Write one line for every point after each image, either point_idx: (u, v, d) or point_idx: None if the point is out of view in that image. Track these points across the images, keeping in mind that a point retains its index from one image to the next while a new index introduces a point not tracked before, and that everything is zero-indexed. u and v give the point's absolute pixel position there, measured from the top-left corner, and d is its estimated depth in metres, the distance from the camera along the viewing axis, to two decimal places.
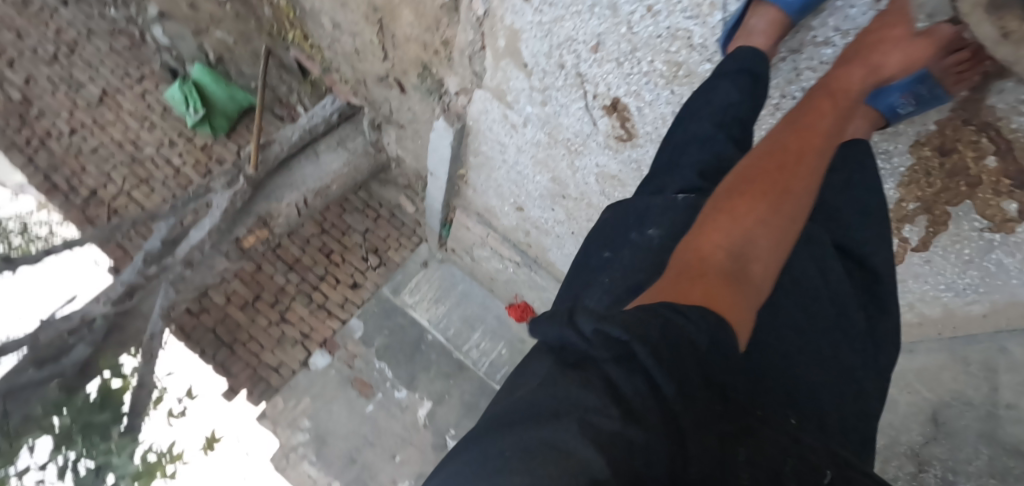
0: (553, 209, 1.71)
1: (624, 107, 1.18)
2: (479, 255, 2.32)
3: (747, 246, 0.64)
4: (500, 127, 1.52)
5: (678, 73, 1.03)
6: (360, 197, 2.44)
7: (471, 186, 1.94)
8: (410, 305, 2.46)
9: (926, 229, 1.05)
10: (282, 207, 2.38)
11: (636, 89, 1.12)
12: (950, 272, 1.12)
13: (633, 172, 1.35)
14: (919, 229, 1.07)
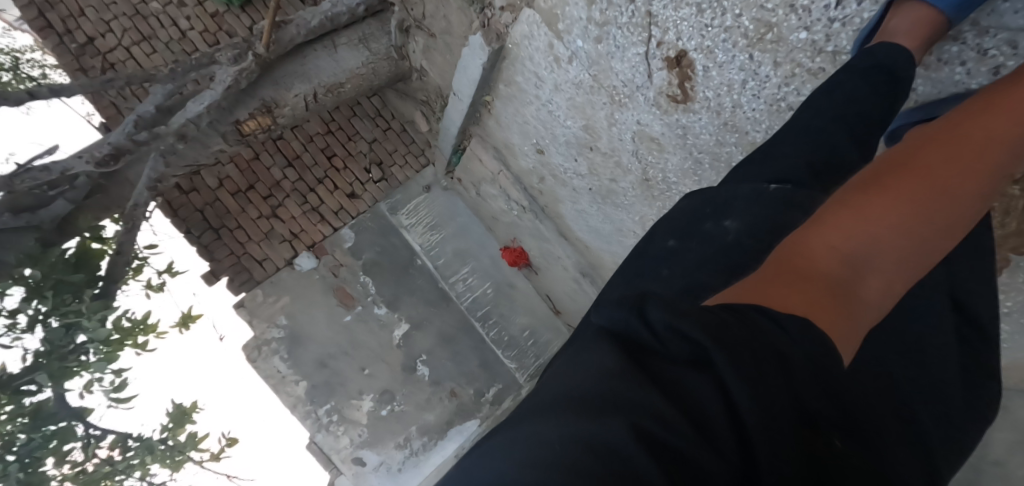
0: (577, 161, 1.55)
1: (690, 65, 1.02)
2: (487, 190, 2.19)
3: (869, 256, 0.60)
4: (539, 66, 1.38)
5: (766, 36, 0.87)
6: (379, 146, 2.36)
7: (496, 115, 1.78)
8: (405, 228, 2.34)
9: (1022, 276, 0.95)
10: (299, 168, 2.21)
11: (711, 45, 0.96)
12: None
13: (676, 139, 1.18)
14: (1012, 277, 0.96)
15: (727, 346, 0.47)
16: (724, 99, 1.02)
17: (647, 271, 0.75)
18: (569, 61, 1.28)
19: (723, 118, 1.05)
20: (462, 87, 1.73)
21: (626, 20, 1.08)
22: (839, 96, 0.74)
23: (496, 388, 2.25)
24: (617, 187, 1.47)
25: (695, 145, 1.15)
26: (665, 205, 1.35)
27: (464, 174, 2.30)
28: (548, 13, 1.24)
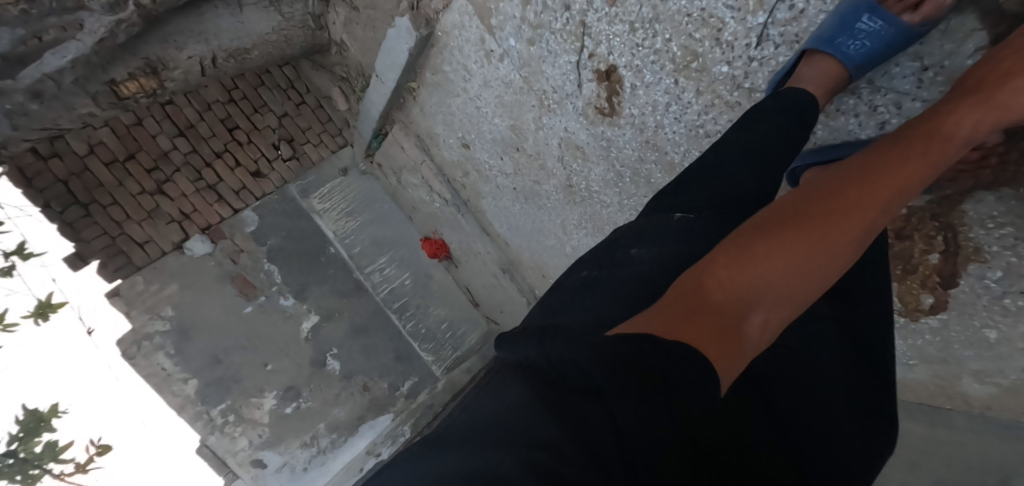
0: (502, 160, 1.50)
1: (619, 80, 1.01)
2: (408, 178, 2.08)
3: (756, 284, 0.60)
4: (470, 63, 1.33)
5: (691, 64, 0.89)
6: (292, 123, 2.13)
7: (421, 102, 1.68)
8: (316, 213, 2.14)
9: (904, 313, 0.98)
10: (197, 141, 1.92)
11: (639, 64, 0.96)
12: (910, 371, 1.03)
13: (600, 150, 1.16)
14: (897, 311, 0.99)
15: (622, 384, 0.46)
16: (648, 118, 1.02)
17: (569, 303, 0.70)
18: (499, 59, 1.23)
19: (645, 137, 1.05)
20: (385, 70, 1.61)
21: (558, 26, 1.05)
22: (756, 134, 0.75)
23: (411, 382, 2.11)
24: (540, 190, 1.44)
25: (618, 158, 1.13)
26: (587, 212, 1.34)
27: (384, 160, 2.18)
28: (480, 5, 1.18)
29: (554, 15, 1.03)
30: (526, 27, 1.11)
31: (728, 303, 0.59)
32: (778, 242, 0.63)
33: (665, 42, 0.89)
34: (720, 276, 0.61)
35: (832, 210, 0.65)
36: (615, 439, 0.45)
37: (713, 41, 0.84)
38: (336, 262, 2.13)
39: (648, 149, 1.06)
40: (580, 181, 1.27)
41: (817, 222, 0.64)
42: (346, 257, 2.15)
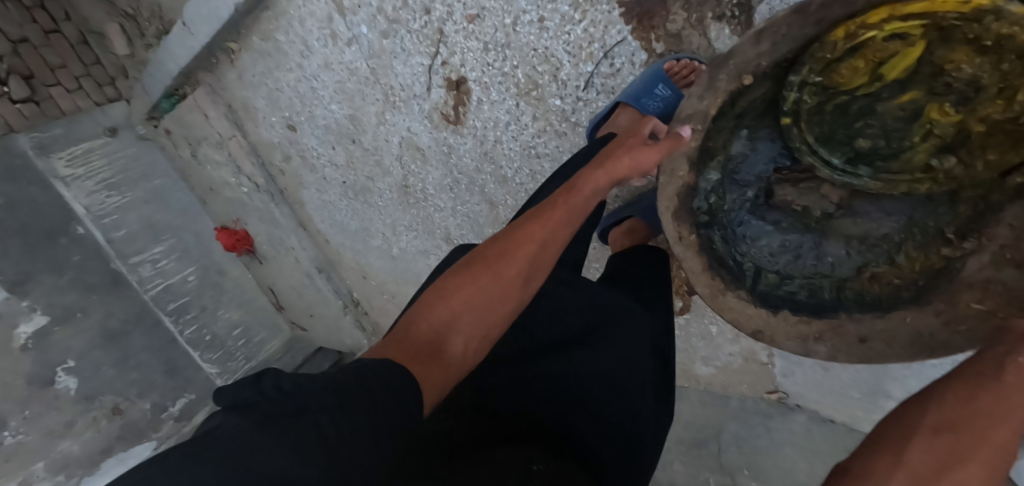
0: (333, 150, 1.44)
1: (467, 92, 1.10)
2: (208, 153, 1.81)
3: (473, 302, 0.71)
4: (311, 41, 1.27)
5: (531, 92, 1.02)
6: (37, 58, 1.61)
7: (240, 70, 1.51)
8: (62, 179, 1.59)
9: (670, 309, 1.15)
10: None
11: (487, 81, 1.06)
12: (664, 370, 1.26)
13: (440, 156, 1.23)
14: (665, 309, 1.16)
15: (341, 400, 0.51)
16: (488, 133, 1.12)
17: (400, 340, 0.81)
18: (347, 44, 1.20)
19: (484, 149, 1.15)
20: (200, 23, 1.41)
21: (415, 27, 1.09)
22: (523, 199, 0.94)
23: (184, 402, 1.61)
24: (372, 188, 1.44)
25: (457, 165, 1.22)
26: (419, 215, 1.38)
27: (175, 128, 1.85)
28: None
29: (412, 14, 1.07)
30: (380, 19, 1.12)
31: (429, 338, 0.68)
32: (465, 285, 0.72)
33: (513, 67, 1.01)
34: (425, 315, 0.71)
35: (501, 254, 0.74)
36: (330, 453, 0.48)
37: (551, 76, 0.99)
38: (85, 246, 1.57)
39: (483, 161, 1.17)
40: (416, 186, 1.33)
41: (490, 265, 0.74)
42: (99, 241, 1.61)
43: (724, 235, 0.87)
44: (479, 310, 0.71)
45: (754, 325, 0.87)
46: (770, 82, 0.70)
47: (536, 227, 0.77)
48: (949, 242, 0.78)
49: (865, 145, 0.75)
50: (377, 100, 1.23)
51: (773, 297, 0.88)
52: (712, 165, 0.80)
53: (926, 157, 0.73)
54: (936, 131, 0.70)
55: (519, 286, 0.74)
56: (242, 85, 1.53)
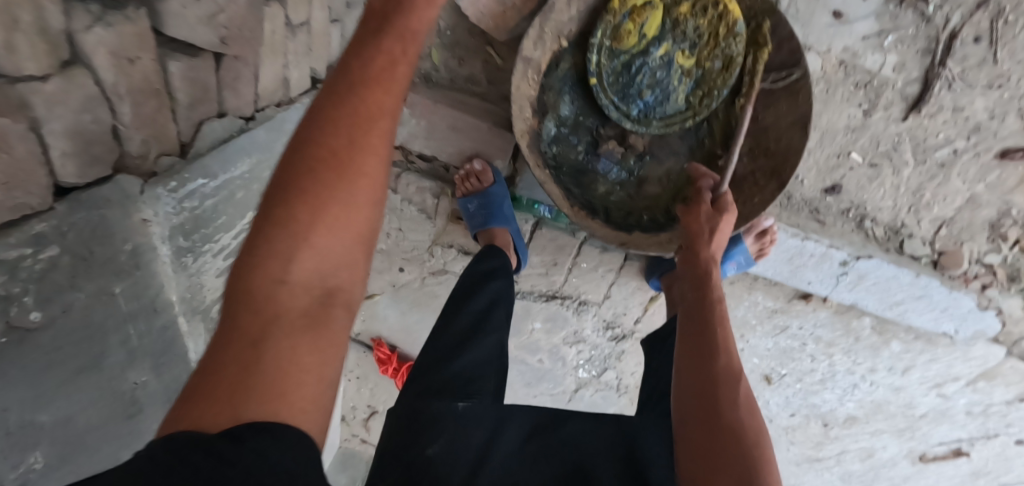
0: (787, 414, 1.32)
1: (955, 456, 1.35)
2: (583, 323, 1.10)
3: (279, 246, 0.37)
4: (913, 368, 1.16)
5: (981, 478, 1.39)
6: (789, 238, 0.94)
7: (784, 311, 1.09)
8: (206, 331, 0.68)
9: None
10: None
11: (981, 464, 1.35)
12: None
13: (880, 464, 1.41)
14: None
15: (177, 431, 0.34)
16: (928, 474, 1.41)
17: None
18: (938, 394, 1.20)
19: (914, 476, 1.43)
20: (868, 296, 1.01)
21: (984, 420, 1.26)
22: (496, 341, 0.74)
23: None
24: (778, 446, 1.42)
25: (882, 472, 1.43)
26: (795, 471, 1.50)
27: (545, 248, 1.00)
28: (998, 369, 1.13)
29: (1001, 417, 1.22)
30: (981, 403, 1.21)
31: (318, 291, 0.38)
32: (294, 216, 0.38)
33: (1006, 471, 1.36)
34: (262, 286, 0.37)
35: (285, 164, 0.39)
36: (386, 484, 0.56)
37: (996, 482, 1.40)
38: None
39: (904, 481, 1.45)
40: (829, 465, 1.44)
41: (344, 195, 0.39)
42: None
43: (570, 174, 0.84)
44: (350, 212, 0.39)
45: (614, 238, 0.81)
46: (571, 55, 0.79)
47: (343, 113, 0.40)
48: (714, 162, 0.83)
49: (647, 98, 0.81)
50: (899, 423, 1.29)
51: (624, 224, 0.85)
52: (549, 114, 0.80)
53: (688, 104, 0.81)
54: (687, 73, 0.79)
55: (376, 178, 0.41)
56: (772, 315, 1.10)
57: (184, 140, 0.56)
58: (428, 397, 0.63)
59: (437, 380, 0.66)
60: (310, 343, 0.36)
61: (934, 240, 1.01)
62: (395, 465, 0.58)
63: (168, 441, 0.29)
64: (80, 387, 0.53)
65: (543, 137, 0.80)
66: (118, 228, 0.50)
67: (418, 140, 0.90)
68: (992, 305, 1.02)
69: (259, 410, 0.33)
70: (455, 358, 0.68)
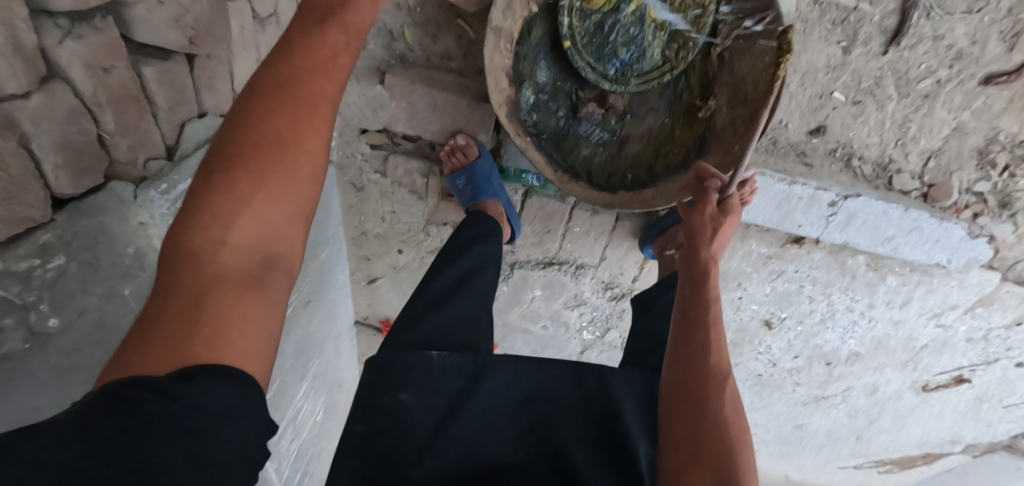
0: (791, 357, 1.35)
1: (958, 383, 1.38)
2: (581, 286, 1.12)
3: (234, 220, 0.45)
4: (911, 301, 1.17)
5: (985, 401, 1.43)
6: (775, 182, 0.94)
7: (779, 256, 1.10)
8: None
9: (921, 473, 1.74)
10: None
11: (985, 388, 1.38)
12: None
13: (885, 397, 1.45)
14: (918, 473, 1.74)
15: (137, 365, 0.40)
16: (933, 402, 1.45)
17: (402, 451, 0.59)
18: (936, 324, 1.22)
19: (920, 405, 1.46)
20: (859, 236, 1.01)
21: (985, 346, 1.28)
22: (475, 300, 0.78)
23: None
24: (784, 388, 1.46)
25: (888, 404, 1.47)
26: (803, 412, 1.53)
27: (537, 216, 1.01)
28: (994, 295, 1.15)
29: (1000, 340, 1.24)
30: (980, 328, 1.23)
31: (256, 259, 0.46)
32: (238, 199, 0.45)
33: (1009, 393, 1.39)
34: (191, 260, 0.43)
35: (226, 155, 0.45)
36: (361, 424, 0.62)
37: (1000, 405, 1.43)
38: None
39: (911, 411, 1.48)
40: (836, 402, 1.48)
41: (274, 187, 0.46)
42: None
43: (552, 140, 0.85)
44: (286, 195, 0.47)
45: (599, 198, 0.83)
46: (542, 20, 0.78)
47: (280, 116, 0.47)
48: (695, 115, 0.84)
49: (622, 56, 0.81)
50: (901, 355, 1.31)
51: (609, 185, 0.86)
52: (527, 82, 0.81)
53: (662, 57, 0.81)
54: (659, 27, 0.79)
55: (305, 163, 0.48)
56: (766, 261, 1.12)
57: (168, 144, 0.58)
58: (400, 349, 0.67)
59: (411, 337, 0.69)
60: (247, 301, 0.44)
61: (923, 173, 1.02)
62: (367, 413, 0.62)
63: (124, 383, 0.36)
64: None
65: (522, 106, 0.81)
66: (120, 233, 0.53)
67: (400, 121, 0.91)
68: (984, 232, 1.04)
69: (203, 359, 0.40)
70: (426, 319, 0.71)
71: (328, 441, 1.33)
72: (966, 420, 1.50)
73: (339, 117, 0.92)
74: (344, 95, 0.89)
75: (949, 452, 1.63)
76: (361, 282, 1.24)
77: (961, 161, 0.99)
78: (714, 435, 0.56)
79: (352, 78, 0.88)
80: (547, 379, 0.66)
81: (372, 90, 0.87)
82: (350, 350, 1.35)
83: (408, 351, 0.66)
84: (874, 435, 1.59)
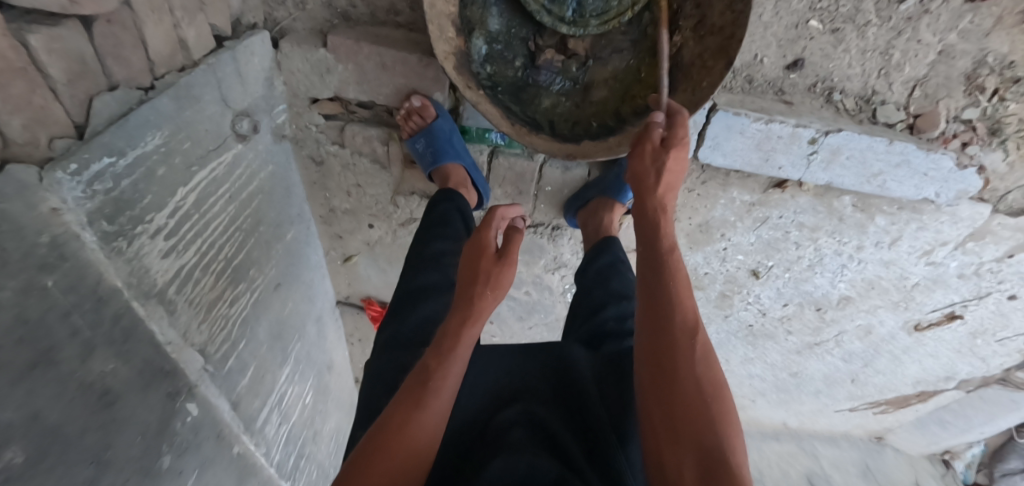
0: (781, 305, 1.33)
1: (951, 320, 1.36)
2: (561, 248, 1.08)
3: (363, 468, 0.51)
4: (901, 239, 1.14)
5: (978, 336, 1.41)
6: (753, 121, 0.89)
7: (762, 203, 1.07)
8: (167, 313, 0.68)
9: (917, 411, 1.75)
10: None
11: (978, 323, 1.36)
12: (844, 445, 1.90)
13: (879, 338, 1.43)
14: (914, 411, 1.74)
15: None
16: (926, 341, 1.43)
17: None
18: (927, 262, 1.19)
19: (913, 345, 1.45)
20: (843, 173, 0.97)
21: (977, 280, 1.25)
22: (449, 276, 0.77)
23: None
24: (777, 337, 1.44)
25: (882, 345, 1.45)
26: (797, 359, 1.52)
27: (506, 178, 0.96)
28: (986, 228, 1.11)
29: (992, 274, 1.22)
30: (972, 263, 1.20)
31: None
32: (386, 454, 0.52)
33: (1002, 327, 1.37)
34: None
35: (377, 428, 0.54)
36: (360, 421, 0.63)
37: (994, 340, 1.41)
38: (219, 424, 0.81)
39: (904, 351, 1.47)
40: (830, 347, 1.46)
41: (413, 438, 0.53)
42: (225, 415, 0.83)
43: (510, 92, 0.79)
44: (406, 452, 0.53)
45: (563, 149, 0.78)
46: None
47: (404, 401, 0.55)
48: (661, 53, 0.78)
49: None
50: (893, 295, 1.29)
51: (573, 134, 0.81)
52: (477, 31, 0.75)
53: None
54: None
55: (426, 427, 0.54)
56: (750, 209, 1.08)
57: (76, 121, 0.53)
58: (388, 349, 0.68)
59: (402, 332, 0.70)
60: None
61: (908, 103, 0.97)
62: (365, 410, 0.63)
63: None
64: (38, 383, 0.50)
65: (473, 56, 0.75)
66: (29, 221, 0.49)
67: (350, 86, 0.85)
68: (974, 162, 0.99)
69: None
70: (416, 308, 0.72)
71: (323, 422, 1.31)
72: (960, 357, 1.49)
73: (285, 86, 0.86)
74: (287, 62, 0.83)
75: (944, 389, 1.63)
76: (336, 262, 1.20)
77: (947, 88, 0.94)
78: (694, 432, 0.53)
79: (294, 44, 0.82)
80: (514, 368, 0.70)
81: (315, 54, 0.81)
82: (334, 331, 1.32)
83: (398, 350, 0.67)
84: (869, 378, 1.59)
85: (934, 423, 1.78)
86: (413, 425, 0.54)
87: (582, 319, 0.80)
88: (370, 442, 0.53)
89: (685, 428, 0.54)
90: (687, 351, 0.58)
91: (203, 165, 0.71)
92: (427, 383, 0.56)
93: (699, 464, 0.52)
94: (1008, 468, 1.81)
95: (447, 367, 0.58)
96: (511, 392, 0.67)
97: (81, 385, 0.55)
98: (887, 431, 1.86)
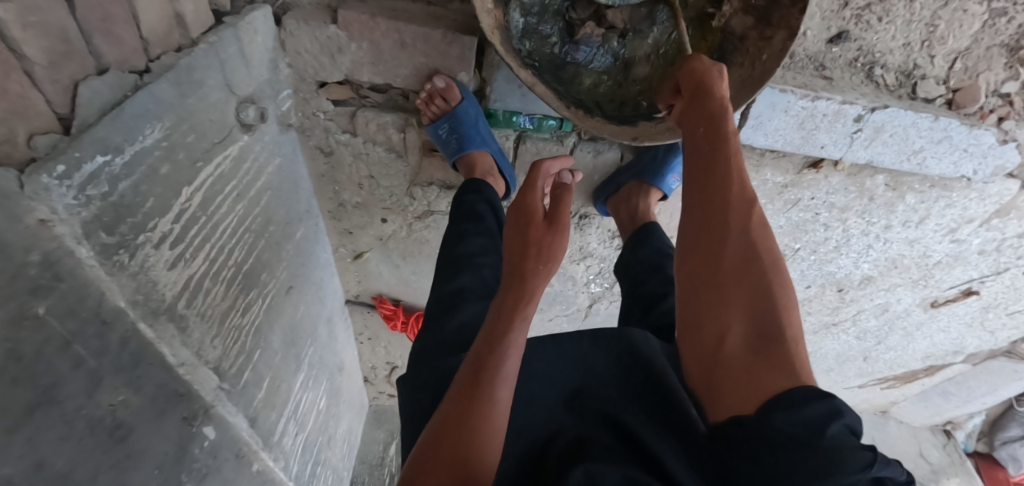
0: (803, 287, 1.30)
1: (966, 296, 1.34)
2: (587, 237, 1.03)
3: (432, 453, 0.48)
4: (931, 217, 1.10)
5: (991, 310, 1.40)
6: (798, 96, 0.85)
7: (795, 184, 1.02)
8: (178, 331, 0.60)
9: (923, 385, 1.76)
10: None
11: (992, 298, 1.36)
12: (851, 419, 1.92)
13: (894, 316, 1.42)
14: (920, 384, 1.75)
15: None
16: (940, 317, 1.43)
17: None
18: (952, 240, 1.17)
19: (926, 321, 1.44)
20: (885, 151, 0.93)
21: (998, 256, 1.23)
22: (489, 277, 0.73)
23: None
24: None
25: (897, 322, 1.44)
26: (813, 339, 1.51)
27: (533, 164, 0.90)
28: (1012, 204, 1.08)
29: (1014, 249, 1.20)
30: (995, 240, 1.17)
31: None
32: (446, 448, 0.47)
33: (1015, 300, 1.36)
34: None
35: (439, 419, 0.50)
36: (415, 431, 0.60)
37: (1005, 313, 1.41)
38: (237, 443, 0.73)
39: (916, 327, 1.46)
40: (846, 326, 1.45)
41: (473, 428, 0.48)
42: (245, 432, 0.76)
43: (552, 72, 0.72)
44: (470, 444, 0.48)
45: (622, 132, 0.72)
46: None
47: (459, 390, 0.51)
48: (708, 24, 0.71)
49: None
50: (913, 274, 1.27)
51: (622, 116, 0.74)
52: (513, 3, 0.68)
53: None
54: None
55: (493, 425, 0.49)
56: (781, 191, 1.04)
57: (60, 113, 0.44)
58: (435, 356, 0.63)
59: (441, 335, 0.65)
60: None
61: (949, 77, 0.91)
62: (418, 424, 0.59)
63: None
64: (41, 426, 0.42)
65: (512, 32, 0.68)
66: (14, 238, 0.40)
67: (364, 67, 0.76)
68: (1011, 137, 0.94)
69: None
70: (455, 314, 0.67)
71: (336, 426, 1.25)
72: (971, 331, 1.49)
73: (290, 69, 0.77)
74: (292, 41, 0.74)
75: (951, 362, 1.63)
76: (345, 260, 1.12)
77: (991, 61, 0.89)
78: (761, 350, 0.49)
79: (300, 20, 0.72)
80: (578, 365, 0.65)
81: (325, 32, 0.72)
82: (342, 331, 1.24)
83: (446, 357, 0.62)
84: (880, 355, 1.59)
85: (939, 395, 1.79)
86: (479, 425, 0.49)
87: (639, 314, 0.78)
88: (434, 429, 0.50)
89: (734, 307, 0.50)
90: (736, 216, 0.52)
91: (208, 160, 0.63)
92: (480, 371, 0.51)
93: (751, 339, 0.50)
94: (1008, 435, 1.84)
95: (500, 356, 0.52)
96: (582, 396, 0.63)
97: (88, 424, 0.47)
98: (891, 404, 1.88)
